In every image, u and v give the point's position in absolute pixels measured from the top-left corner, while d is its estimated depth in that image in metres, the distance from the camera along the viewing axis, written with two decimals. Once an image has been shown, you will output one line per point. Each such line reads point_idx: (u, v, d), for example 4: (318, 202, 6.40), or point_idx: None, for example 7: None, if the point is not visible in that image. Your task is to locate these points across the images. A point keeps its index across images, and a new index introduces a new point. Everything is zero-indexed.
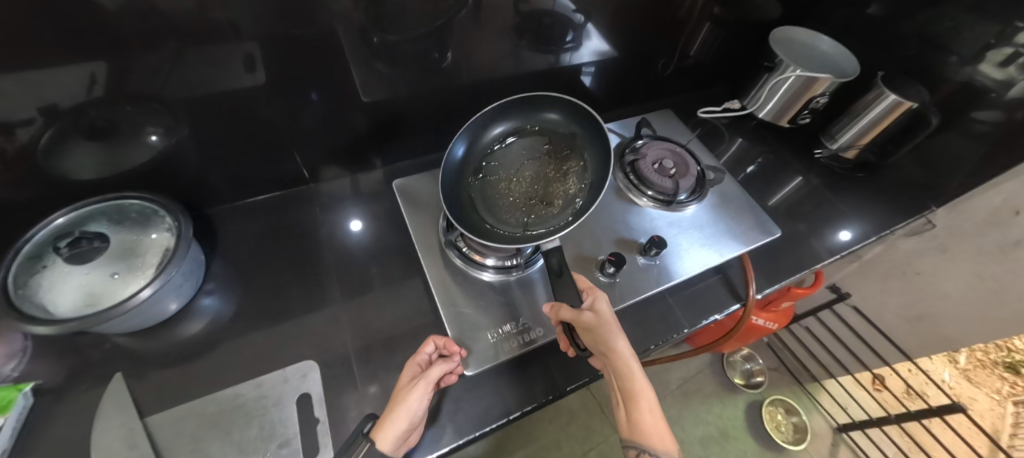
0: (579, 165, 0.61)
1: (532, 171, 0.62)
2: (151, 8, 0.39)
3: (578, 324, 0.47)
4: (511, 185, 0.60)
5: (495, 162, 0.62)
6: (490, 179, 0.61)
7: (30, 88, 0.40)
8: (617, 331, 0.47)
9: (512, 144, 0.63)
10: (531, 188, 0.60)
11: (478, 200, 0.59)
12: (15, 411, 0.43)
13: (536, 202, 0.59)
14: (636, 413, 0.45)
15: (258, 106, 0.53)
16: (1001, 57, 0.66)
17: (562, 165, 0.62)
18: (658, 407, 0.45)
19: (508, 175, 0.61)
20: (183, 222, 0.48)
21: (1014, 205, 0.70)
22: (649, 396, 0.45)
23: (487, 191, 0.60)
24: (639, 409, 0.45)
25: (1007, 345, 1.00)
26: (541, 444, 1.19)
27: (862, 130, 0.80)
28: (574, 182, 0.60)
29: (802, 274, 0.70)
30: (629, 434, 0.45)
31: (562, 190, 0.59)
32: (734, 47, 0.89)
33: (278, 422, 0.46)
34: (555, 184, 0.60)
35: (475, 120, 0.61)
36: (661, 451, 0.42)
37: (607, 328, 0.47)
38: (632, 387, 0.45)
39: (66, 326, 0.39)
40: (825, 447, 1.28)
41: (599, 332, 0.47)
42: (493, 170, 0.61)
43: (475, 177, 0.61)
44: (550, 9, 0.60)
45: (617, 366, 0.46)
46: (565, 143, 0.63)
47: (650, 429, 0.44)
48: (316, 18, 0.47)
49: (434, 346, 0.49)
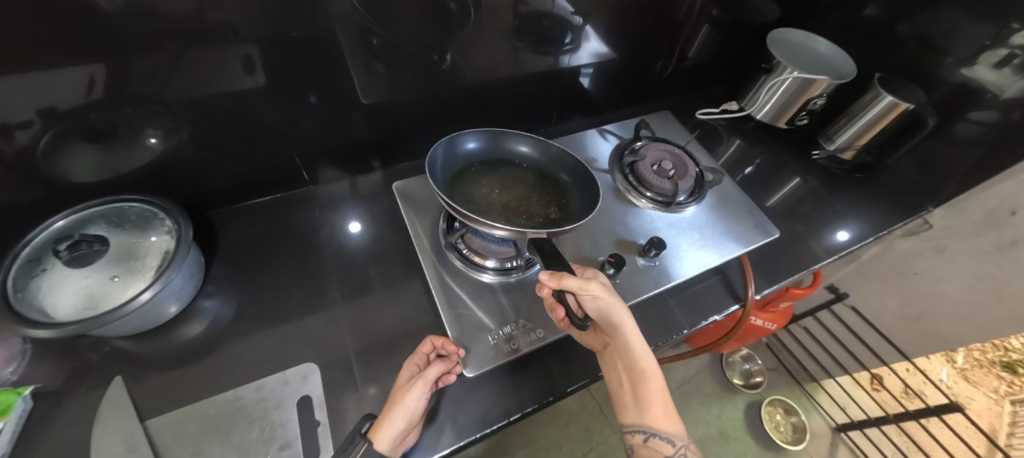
0: (560, 202, 0.61)
1: (516, 190, 0.61)
2: (150, 10, 0.39)
3: (586, 293, 0.47)
4: (492, 194, 0.60)
5: (480, 173, 0.62)
6: (473, 184, 0.60)
7: (29, 90, 0.40)
8: (624, 308, 0.48)
9: (501, 167, 0.63)
10: (511, 204, 0.59)
11: (459, 196, 0.57)
12: (15, 415, 0.43)
13: (514, 217, 0.58)
14: (646, 394, 0.47)
15: (258, 108, 0.53)
16: (997, 58, 0.68)
17: (545, 193, 0.62)
18: (663, 387, 0.48)
19: (492, 187, 0.60)
20: (182, 224, 0.48)
21: (1011, 205, 0.70)
22: (656, 377, 0.48)
23: (469, 192, 0.58)
24: (648, 390, 0.48)
25: (1002, 345, 1.00)
26: (540, 445, 1.19)
27: (859, 130, 0.81)
28: (554, 209, 0.60)
29: (801, 274, 0.70)
30: (636, 419, 0.47)
31: (541, 213, 0.59)
32: (732, 49, 0.89)
33: (278, 424, 0.46)
34: (532, 210, 0.59)
35: (472, 130, 0.62)
36: (672, 434, 0.46)
37: (617, 304, 0.48)
38: (643, 368, 0.48)
39: (64, 329, 0.39)
40: (824, 447, 1.28)
41: (610, 308, 0.48)
42: (478, 176, 0.61)
43: (459, 178, 0.59)
44: (550, 11, 0.60)
45: (628, 346, 0.48)
46: (553, 178, 0.64)
47: (659, 410, 0.47)
48: (317, 19, 0.47)
49: (432, 346, 0.50)
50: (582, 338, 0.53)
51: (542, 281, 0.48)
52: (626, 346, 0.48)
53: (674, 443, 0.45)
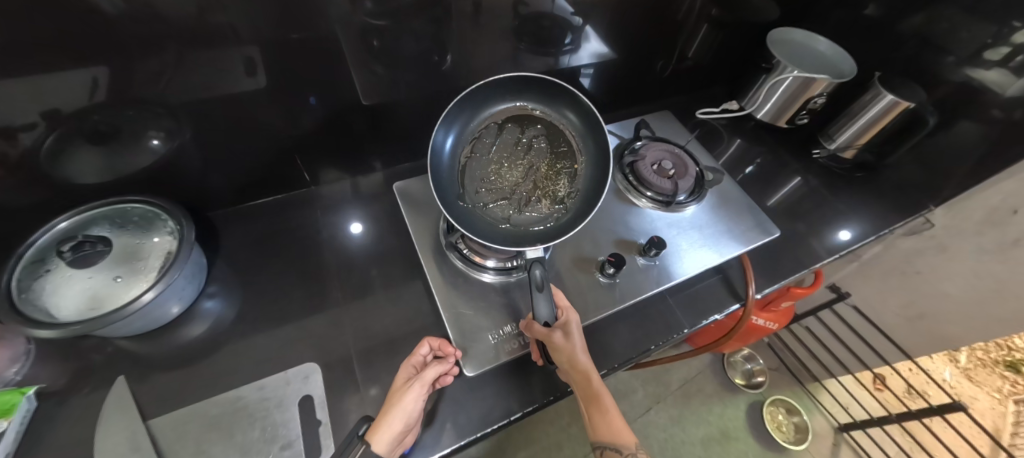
0: (572, 167, 0.61)
1: (525, 158, 0.61)
2: (152, 13, 0.40)
3: (551, 343, 0.48)
4: (501, 171, 0.60)
5: (488, 142, 0.61)
6: (481, 158, 0.60)
7: (32, 93, 0.40)
8: (586, 353, 0.49)
9: (510, 127, 0.61)
10: (522, 178, 0.60)
11: (467, 178, 0.58)
12: (18, 415, 0.43)
13: (525, 196, 0.59)
14: (603, 424, 0.49)
15: (259, 109, 0.53)
16: (998, 56, 0.67)
17: (556, 162, 0.61)
18: (621, 416, 0.50)
19: (501, 160, 0.60)
20: (185, 225, 0.48)
21: (1012, 204, 0.70)
22: (610, 403, 0.49)
23: (477, 170, 0.59)
24: (605, 414, 0.49)
25: (1007, 344, 1.03)
26: (541, 446, 1.18)
27: (860, 129, 0.81)
28: (566, 184, 0.60)
29: (802, 273, 0.70)
30: (596, 435, 0.50)
31: (552, 190, 0.60)
32: (733, 48, 0.89)
33: (279, 424, 0.46)
34: (544, 181, 0.60)
35: (474, 94, 0.58)
36: (625, 446, 0.48)
37: (575, 348, 0.48)
38: (598, 397, 0.49)
39: (70, 329, 0.39)
40: (826, 447, 1.28)
41: (571, 355, 0.48)
42: (485, 149, 0.60)
43: (466, 153, 0.59)
44: (550, 12, 0.60)
45: (582, 383, 0.48)
46: (566, 140, 0.62)
47: (614, 428, 0.49)
48: (317, 21, 0.48)
49: (429, 348, 0.50)
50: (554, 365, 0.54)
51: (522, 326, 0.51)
52: (580, 381, 0.48)
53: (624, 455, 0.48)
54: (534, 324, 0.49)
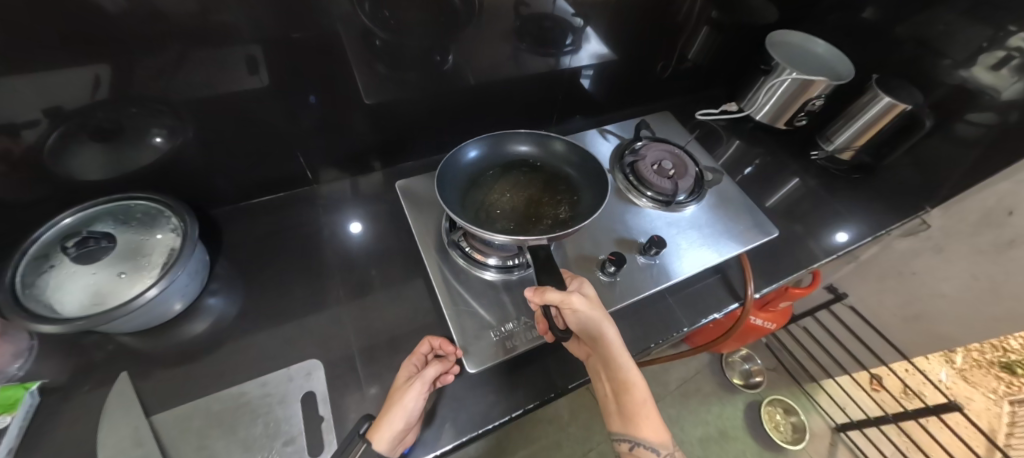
0: (572, 197, 0.61)
1: (526, 190, 0.61)
2: (155, 11, 0.40)
3: (568, 307, 0.46)
4: (502, 200, 0.60)
5: (490, 177, 0.62)
6: (482, 189, 0.60)
7: (37, 89, 0.40)
8: (606, 319, 0.48)
9: (509, 168, 0.63)
10: (523, 207, 0.60)
11: (468, 201, 0.58)
12: (21, 410, 0.43)
13: (527, 220, 0.58)
14: (630, 405, 0.47)
15: (261, 107, 0.54)
16: (994, 60, 0.69)
17: (554, 193, 0.61)
18: (650, 398, 0.48)
19: (503, 190, 0.61)
20: (188, 221, 0.49)
21: (1008, 205, 0.71)
22: (642, 387, 0.48)
23: (477, 197, 0.59)
24: (631, 392, 0.47)
25: (1002, 345, 1.04)
26: (541, 444, 1.19)
27: (858, 131, 0.82)
28: (565, 208, 0.59)
29: (800, 273, 0.71)
30: (621, 423, 0.48)
31: (552, 213, 0.59)
32: (732, 51, 0.90)
33: (282, 420, 0.46)
34: (545, 207, 0.60)
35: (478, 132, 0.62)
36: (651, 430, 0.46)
37: (598, 314, 0.47)
38: (625, 378, 0.47)
39: (73, 325, 0.39)
40: (824, 447, 1.29)
41: (591, 320, 0.47)
42: (487, 183, 0.61)
43: (469, 184, 0.60)
44: (551, 12, 0.61)
45: (607, 356, 0.48)
46: (565, 178, 0.63)
47: (641, 411, 0.47)
48: (321, 20, 0.48)
49: (429, 346, 0.51)
50: (568, 344, 0.53)
51: (528, 297, 0.48)
52: (605, 350, 0.48)
53: (657, 452, 0.46)
54: (546, 290, 0.47)
